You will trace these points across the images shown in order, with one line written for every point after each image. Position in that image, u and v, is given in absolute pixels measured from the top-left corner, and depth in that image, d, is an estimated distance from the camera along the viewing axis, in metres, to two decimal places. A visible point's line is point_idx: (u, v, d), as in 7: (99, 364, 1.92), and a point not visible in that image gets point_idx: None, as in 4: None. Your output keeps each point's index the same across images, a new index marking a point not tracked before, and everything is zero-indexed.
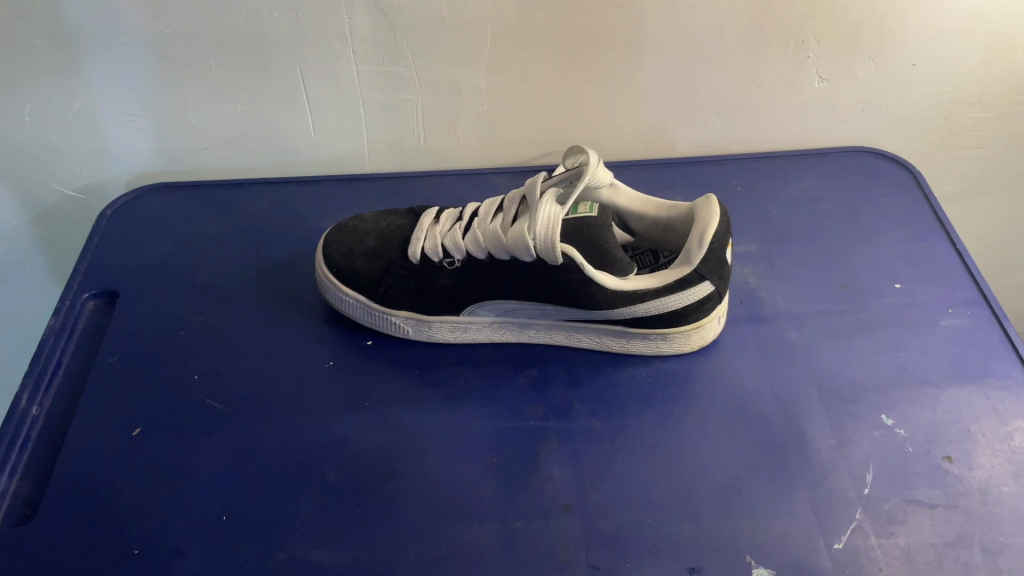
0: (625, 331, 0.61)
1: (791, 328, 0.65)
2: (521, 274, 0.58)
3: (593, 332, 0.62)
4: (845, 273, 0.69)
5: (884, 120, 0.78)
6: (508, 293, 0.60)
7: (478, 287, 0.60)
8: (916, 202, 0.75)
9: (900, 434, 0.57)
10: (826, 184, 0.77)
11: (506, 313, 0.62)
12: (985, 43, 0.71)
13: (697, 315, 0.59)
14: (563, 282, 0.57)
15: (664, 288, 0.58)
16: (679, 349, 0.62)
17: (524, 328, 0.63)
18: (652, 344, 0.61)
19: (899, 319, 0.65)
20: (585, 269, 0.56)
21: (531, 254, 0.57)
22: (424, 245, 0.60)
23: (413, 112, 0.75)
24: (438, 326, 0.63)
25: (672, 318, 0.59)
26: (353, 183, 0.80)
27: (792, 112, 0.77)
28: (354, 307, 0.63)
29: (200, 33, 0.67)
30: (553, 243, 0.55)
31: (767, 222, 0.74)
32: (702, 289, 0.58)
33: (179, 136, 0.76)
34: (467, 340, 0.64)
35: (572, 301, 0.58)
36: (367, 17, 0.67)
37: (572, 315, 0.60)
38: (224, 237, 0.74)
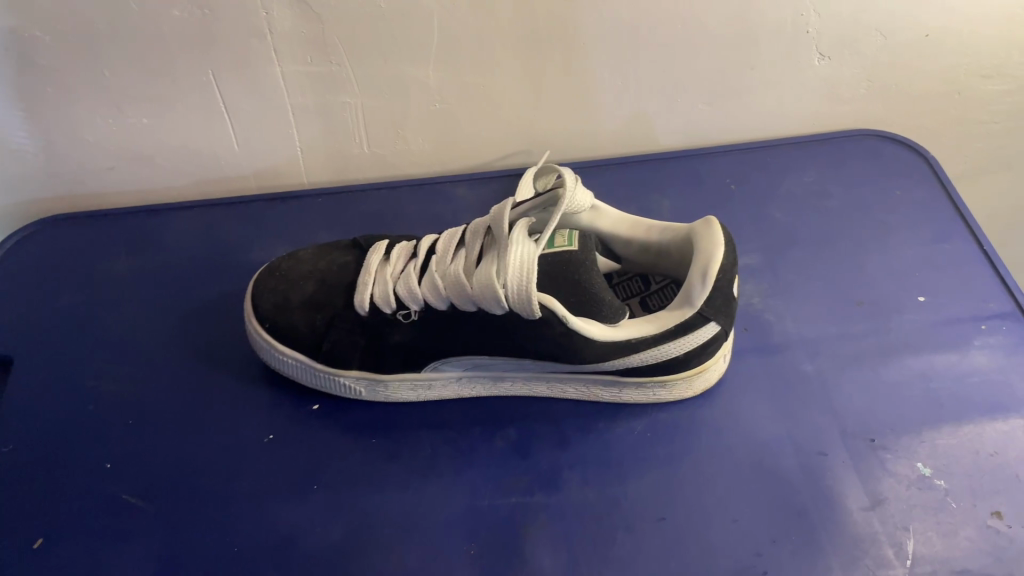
0: (617, 380, 0.52)
1: (804, 359, 0.56)
2: (491, 326, 0.49)
3: (578, 383, 0.53)
4: (861, 286, 0.60)
5: (890, 98, 0.68)
6: (476, 347, 0.50)
7: (441, 341, 0.50)
8: (932, 193, 0.66)
9: (941, 486, 0.50)
10: (829, 177, 0.68)
11: (476, 367, 0.52)
12: (1007, 9, 0.61)
13: (700, 357, 0.51)
14: (541, 335, 0.48)
15: (661, 334, 0.48)
16: (679, 396, 0.53)
17: (498, 383, 0.53)
18: (648, 391, 0.53)
19: (927, 342, 0.56)
20: (567, 319, 0.46)
21: (503, 307, 0.47)
22: (372, 292, 0.50)
23: (352, 116, 0.64)
24: (395, 386, 0.53)
25: (671, 365, 0.50)
26: (288, 202, 0.69)
27: (787, 93, 0.67)
28: (294, 367, 0.53)
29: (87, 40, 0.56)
30: (529, 294, 0.46)
31: (768, 226, 0.64)
32: (706, 331, 0.49)
33: (77, 158, 0.64)
34: (431, 398, 0.54)
35: (553, 354, 0.49)
36: (288, 11, 0.56)
37: (553, 368, 0.51)
38: (140, 279, 0.63)
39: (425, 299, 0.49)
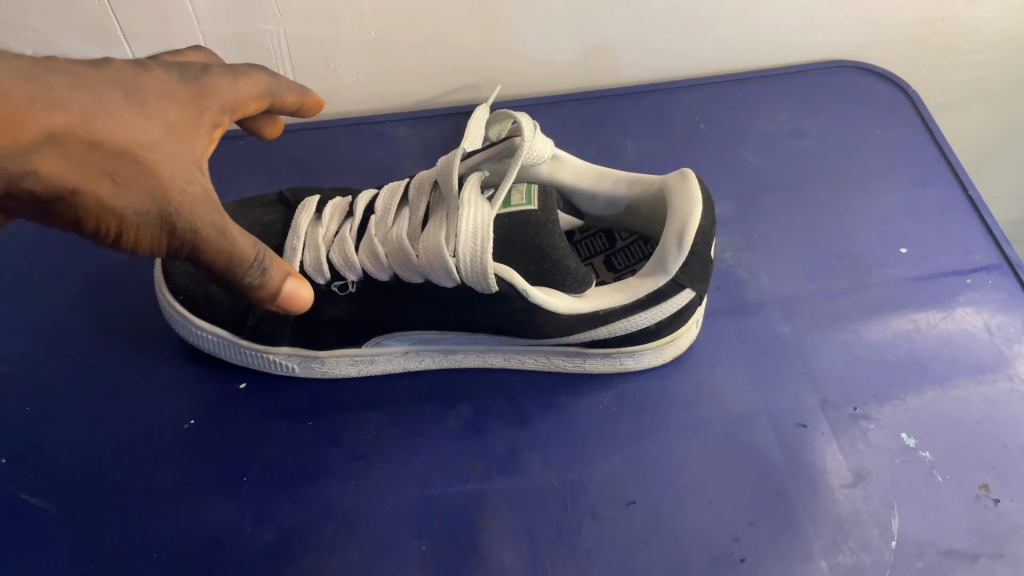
0: (581, 351, 0.47)
1: (781, 321, 0.52)
2: (441, 297, 0.43)
3: (538, 354, 0.48)
4: (840, 237, 0.55)
5: (870, 26, 0.63)
6: (424, 320, 0.45)
7: (384, 313, 0.45)
8: (913, 131, 0.62)
9: (926, 458, 0.46)
10: (804, 115, 0.63)
11: (424, 340, 0.47)
12: None
13: (673, 325, 0.46)
14: (498, 308, 0.42)
15: (632, 304, 0.43)
16: (648, 365, 0.49)
17: (449, 355, 0.48)
18: (614, 362, 0.48)
19: (910, 300, 0.52)
20: (528, 293, 0.41)
21: (455, 281, 0.41)
22: (301, 259, 0.44)
23: (274, 47, 0.56)
24: (332, 362, 0.47)
25: (641, 334, 0.45)
26: None
27: (761, 22, 0.61)
28: (216, 343, 0.46)
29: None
30: (485, 267, 0.40)
31: (740, 172, 0.59)
32: (682, 299, 0.44)
33: None
34: (374, 373, 0.49)
35: (511, 327, 0.44)
36: None
37: (510, 340, 0.46)
38: (35, 236, 0.55)
39: (364, 268, 0.43)
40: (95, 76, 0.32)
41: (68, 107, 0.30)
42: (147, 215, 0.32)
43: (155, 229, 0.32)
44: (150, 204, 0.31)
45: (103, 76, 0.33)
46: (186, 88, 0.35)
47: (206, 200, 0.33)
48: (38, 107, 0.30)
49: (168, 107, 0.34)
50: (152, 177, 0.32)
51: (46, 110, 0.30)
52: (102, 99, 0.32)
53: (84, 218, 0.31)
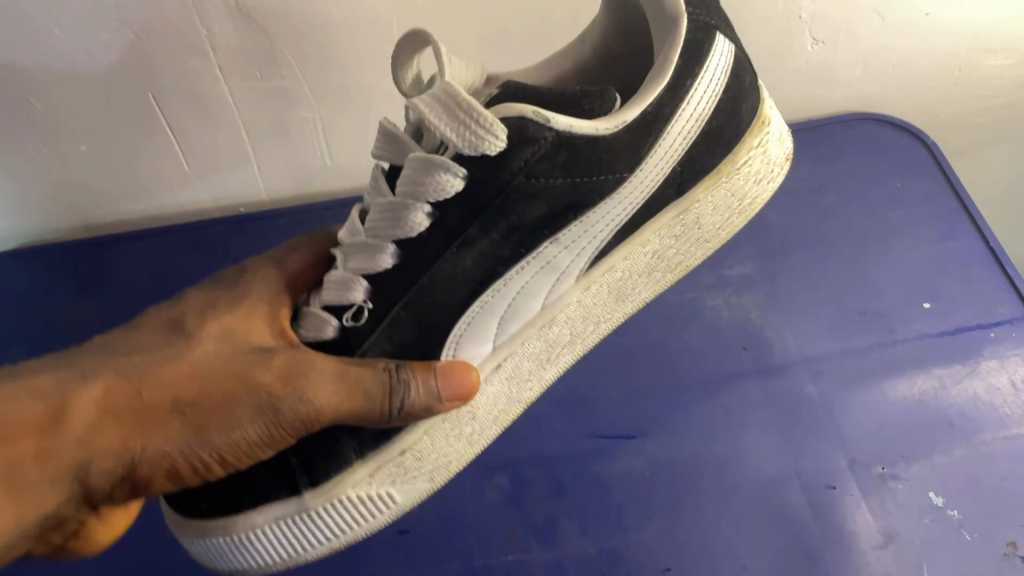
0: (680, 214, 0.41)
1: (808, 381, 0.53)
2: (501, 202, 0.37)
3: (633, 241, 0.41)
4: (865, 294, 0.57)
5: (886, 80, 0.65)
6: (489, 262, 0.38)
7: (441, 283, 0.37)
8: (935, 183, 0.63)
9: (954, 516, 0.47)
10: (825, 169, 0.64)
11: (509, 314, 0.39)
12: None
13: (736, 104, 0.41)
14: (549, 171, 0.36)
15: (681, 85, 0.38)
16: (755, 181, 0.43)
17: (546, 323, 0.41)
18: (724, 196, 0.42)
19: (936, 356, 0.54)
20: (552, 120, 0.35)
21: (461, 171, 0.36)
22: (308, 337, 0.38)
23: (311, 131, 0.59)
24: (426, 454, 0.38)
25: (717, 129, 0.40)
26: (247, 225, 0.64)
27: (778, 81, 0.63)
28: (279, 532, 0.35)
29: (14, 66, 0.51)
30: (458, 99, 0.34)
31: (762, 230, 0.61)
32: (721, 53, 0.39)
33: (16, 190, 0.60)
34: (481, 418, 0.40)
35: (579, 191, 0.37)
36: (227, 25, 0.51)
37: (591, 233, 0.39)
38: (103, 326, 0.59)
39: (371, 269, 0.37)
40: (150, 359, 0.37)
41: (128, 393, 0.35)
42: (247, 418, 0.34)
43: (267, 436, 0.34)
44: (252, 420, 0.34)
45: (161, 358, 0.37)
46: (217, 334, 0.39)
47: (300, 371, 0.35)
48: (101, 402, 0.34)
49: (227, 351, 0.38)
50: (233, 399, 0.35)
51: (106, 403, 0.34)
52: (160, 373, 0.36)
53: (197, 458, 0.34)
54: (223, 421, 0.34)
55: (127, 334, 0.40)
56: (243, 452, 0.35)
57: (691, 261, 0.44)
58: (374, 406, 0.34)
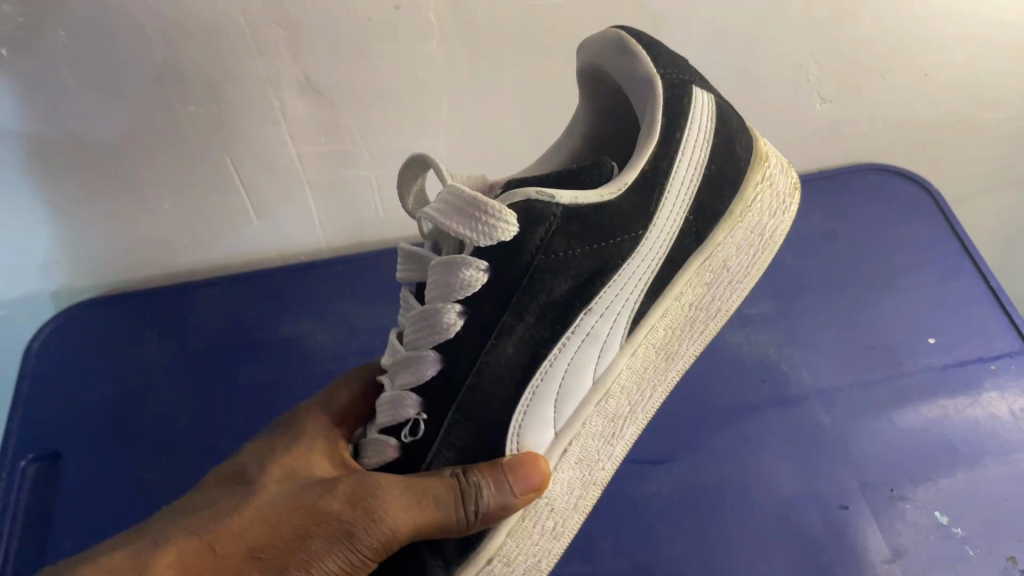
0: (705, 262, 0.44)
1: (821, 411, 0.58)
2: (529, 284, 0.39)
3: (669, 297, 0.44)
4: (873, 331, 0.62)
5: (889, 135, 0.71)
6: (529, 346, 0.41)
7: (489, 376, 0.40)
8: (937, 228, 0.69)
9: (958, 534, 0.52)
10: (835, 217, 0.70)
11: (562, 393, 0.42)
12: (992, 47, 0.64)
13: (730, 146, 0.44)
14: (566, 245, 0.39)
15: (671, 138, 0.41)
16: (766, 215, 0.45)
17: (604, 395, 0.43)
18: (742, 235, 0.45)
19: (940, 387, 0.59)
20: (556, 196, 0.38)
21: (483, 266, 0.39)
22: (370, 464, 0.40)
23: (367, 189, 0.66)
24: (514, 557, 0.39)
25: (717, 173, 0.43)
26: (307, 272, 0.71)
27: (789, 138, 0.69)
28: None
29: (110, 134, 0.58)
30: (465, 198, 0.38)
31: (778, 273, 0.67)
32: (703, 100, 0.43)
33: (102, 243, 0.66)
34: (561, 508, 0.41)
35: (599, 256, 0.40)
36: (297, 97, 0.59)
37: (619, 297, 0.42)
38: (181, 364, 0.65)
39: (418, 381, 0.40)
40: (214, 508, 0.37)
41: (200, 544, 0.34)
42: (324, 549, 0.34)
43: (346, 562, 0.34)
44: (329, 546, 0.34)
45: (225, 505, 0.37)
46: (275, 474, 0.39)
47: (368, 495, 0.35)
48: (175, 555, 0.34)
49: (290, 487, 0.38)
50: (307, 530, 0.35)
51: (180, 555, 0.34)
52: (227, 517, 0.36)
53: None
54: (303, 557, 0.34)
55: (187, 492, 0.40)
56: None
57: (731, 305, 0.46)
58: (448, 514, 0.35)
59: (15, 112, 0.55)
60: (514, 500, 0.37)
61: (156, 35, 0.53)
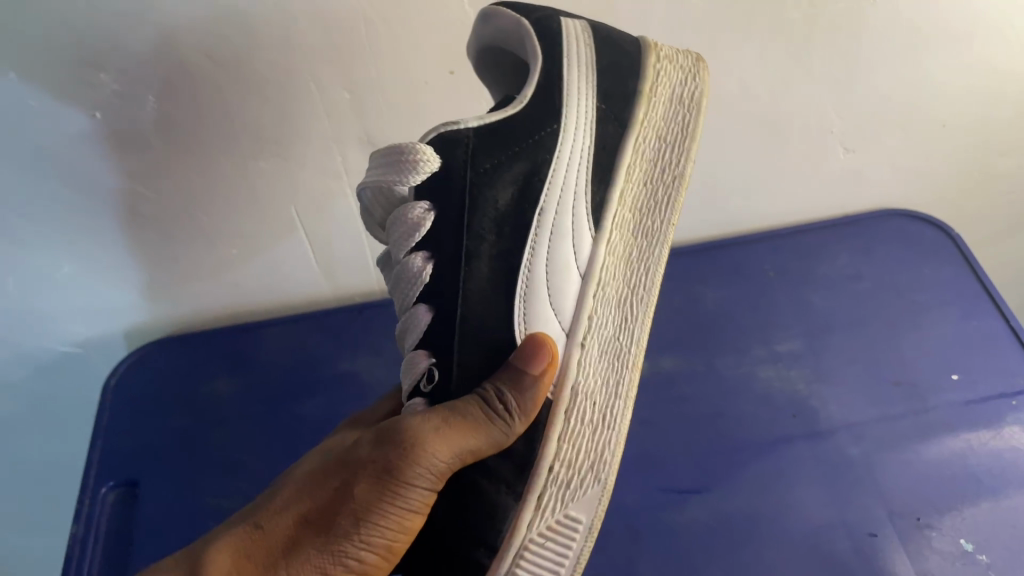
0: (641, 140, 0.47)
1: (850, 443, 0.61)
2: (473, 204, 0.44)
3: (623, 180, 0.47)
4: (899, 368, 0.66)
5: (911, 182, 0.75)
6: (502, 261, 0.45)
7: (473, 297, 0.44)
8: (958, 270, 0.73)
9: (983, 560, 0.55)
10: (860, 259, 0.74)
11: (552, 291, 0.45)
12: (1007, 100, 0.68)
13: (613, 39, 0.48)
14: (489, 159, 0.44)
15: (552, 53, 0.46)
16: (669, 58, 0.49)
17: (596, 284, 0.46)
18: (664, 105, 0.48)
19: (962, 421, 0.62)
20: (463, 123, 0.44)
21: (423, 206, 0.44)
22: None
23: None
24: (574, 459, 0.43)
25: (616, 67, 0.47)
26: (362, 313, 0.75)
27: (816, 184, 0.73)
28: None
29: (185, 184, 0.63)
30: (385, 155, 0.44)
31: (807, 312, 0.70)
32: (573, 25, 0.47)
33: (173, 285, 0.71)
34: (602, 401, 0.45)
35: (529, 158, 0.45)
36: (357, 152, 0.64)
37: (564, 192, 0.46)
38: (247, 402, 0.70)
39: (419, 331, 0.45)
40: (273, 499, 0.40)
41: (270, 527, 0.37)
42: (374, 486, 0.37)
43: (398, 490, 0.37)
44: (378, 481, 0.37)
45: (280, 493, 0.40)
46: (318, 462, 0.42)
47: (395, 431, 0.38)
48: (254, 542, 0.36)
49: (329, 462, 0.41)
50: (355, 481, 0.37)
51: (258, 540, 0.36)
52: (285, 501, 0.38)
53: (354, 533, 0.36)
54: (355, 506, 0.37)
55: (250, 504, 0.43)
56: (394, 526, 0.37)
57: (686, 167, 0.48)
58: (473, 420, 0.39)
59: (103, 165, 0.60)
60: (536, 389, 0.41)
61: (234, 97, 0.58)
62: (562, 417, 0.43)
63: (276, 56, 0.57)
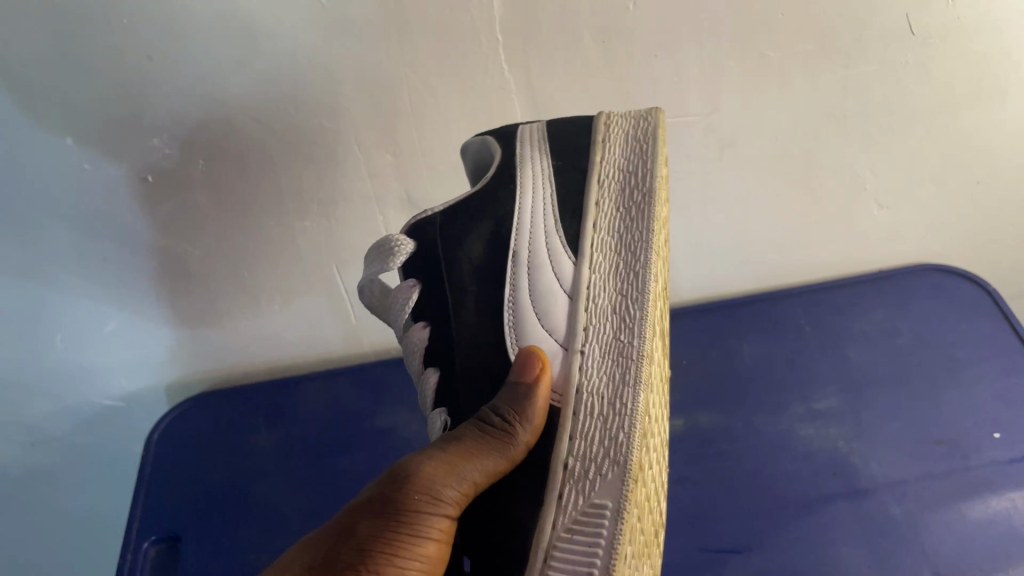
0: (601, 177, 0.48)
1: (893, 503, 0.61)
2: (452, 260, 0.47)
3: (594, 210, 0.48)
4: (940, 426, 0.66)
5: (949, 237, 0.74)
6: (488, 303, 0.47)
7: (466, 343, 0.46)
8: (997, 326, 0.74)
9: None
10: (896, 313, 0.75)
11: (540, 312, 0.46)
12: None
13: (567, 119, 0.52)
14: (460, 224, 0.47)
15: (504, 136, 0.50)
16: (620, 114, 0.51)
17: (582, 301, 0.45)
18: (616, 144, 0.49)
19: (1007, 480, 0.62)
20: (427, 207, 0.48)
21: (410, 282, 0.48)
22: None
23: None
24: (592, 454, 0.40)
25: (567, 134, 0.50)
26: (399, 366, 0.76)
27: (855, 240, 0.73)
28: None
29: (228, 241, 0.64)
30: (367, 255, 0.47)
31: (845, 369, 0.70)
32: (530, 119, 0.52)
33: (215, 340, 0.71)
34: (609, 394, 0.42)
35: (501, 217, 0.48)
36: (398, 211, 0.65)
37: (534, 235, 0.48)
38: (287, 457, 0.70)
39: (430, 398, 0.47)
40: None
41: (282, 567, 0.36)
42: (377, 507, 0.37)
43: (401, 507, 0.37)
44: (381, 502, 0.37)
45: None
46: None
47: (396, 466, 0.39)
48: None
49: None
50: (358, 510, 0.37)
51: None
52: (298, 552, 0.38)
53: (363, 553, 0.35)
54: (358, 539, 0.36)
55: None
56: (412, 554, 0.36)
57: (654, 182, 0.47)
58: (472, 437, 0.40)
59: (154, 227, 0.62)
60: (530, 393, 0.40)
61: (280, 157, 0.60)
62: (567, 415, 0.42)
63: (325, 121, 0.59)
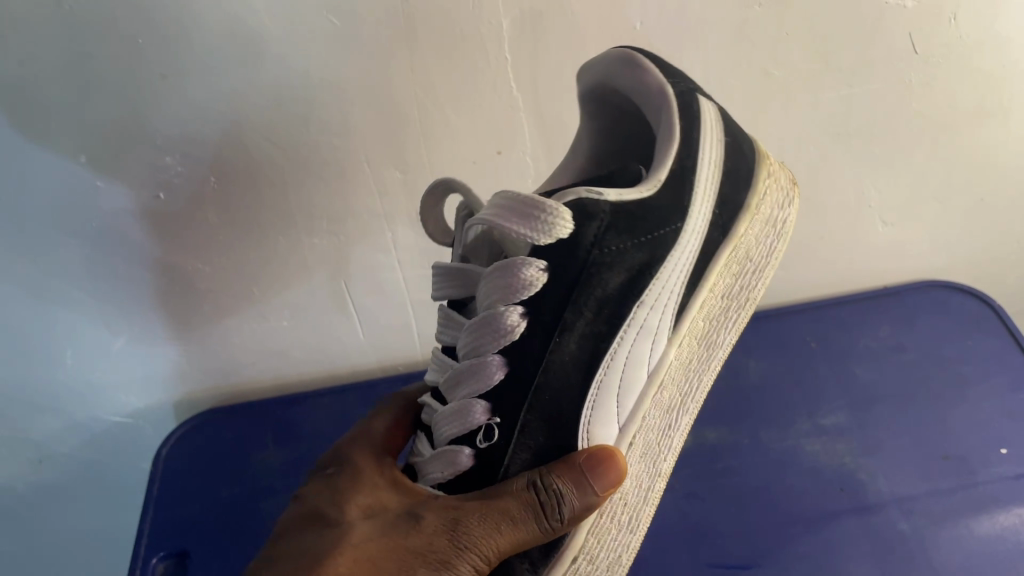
0: (733, 255, 0.46)
1: (900, 518, 0.60)
2: (587, 279, 0.42)
3: (711, 287, 0.46)
4: (947, 443, 0.66)
5: (951, 253, 0.76)
6: (591, 343, 0.43)
7: (552, 374, 0.43)
8: (1006, 343, 0.74)
9: None
10: (902, 329, 0.76)
11: (624, 387, 0.44)
12: None
13: (738, 150, 0.47)
14: (617, 243, 0.42)
15: (690, 143, 0.44)
16: (778, 187, 0.48)
17: (657, 387, 0.45)
18: (760, 229, 0.47)
19: (1015, 496, 0.61)
20: (605, 196, 0.41)
21: (539, 264, 0.42)
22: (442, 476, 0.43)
23: None
24: (595, 554, 0.43)
25: (732, 179, 0.46)
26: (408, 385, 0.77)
27: (857, 256, 0.75)
28: None
29: (239, 260, 0.65)
30: (526, 200, 0.41)
31: (851, 385, 0.71)
32: (709, 111, 0.46)
33: (224, 356, 0.72)
34: (633, 502, 0.45)
35: (646, 249, 0.43)
36: (408, 229, 0.66)
37: (665, 291, 0.44)
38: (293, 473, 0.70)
39: (485, 385, 0.43)
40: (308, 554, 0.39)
41: None
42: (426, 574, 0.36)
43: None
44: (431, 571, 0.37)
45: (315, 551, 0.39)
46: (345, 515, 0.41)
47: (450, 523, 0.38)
48: None
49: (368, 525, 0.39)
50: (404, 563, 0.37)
51: None
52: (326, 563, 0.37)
53: None
54: None
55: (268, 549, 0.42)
56: None
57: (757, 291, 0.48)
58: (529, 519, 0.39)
59: (166, 245, 0.63)
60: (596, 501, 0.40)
61: (292, 176, 0.61)
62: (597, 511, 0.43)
63: (336, 140, 0.59)
